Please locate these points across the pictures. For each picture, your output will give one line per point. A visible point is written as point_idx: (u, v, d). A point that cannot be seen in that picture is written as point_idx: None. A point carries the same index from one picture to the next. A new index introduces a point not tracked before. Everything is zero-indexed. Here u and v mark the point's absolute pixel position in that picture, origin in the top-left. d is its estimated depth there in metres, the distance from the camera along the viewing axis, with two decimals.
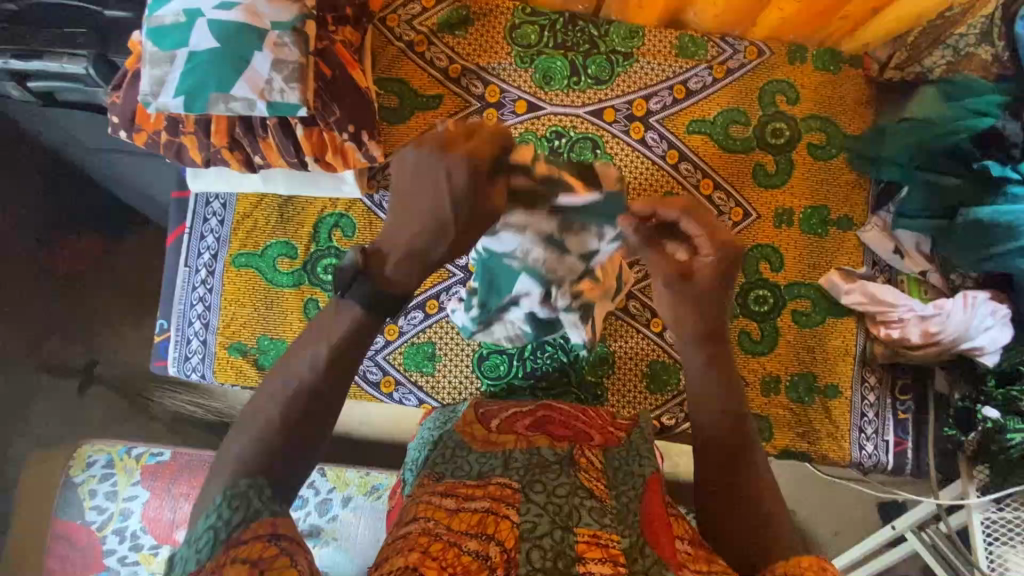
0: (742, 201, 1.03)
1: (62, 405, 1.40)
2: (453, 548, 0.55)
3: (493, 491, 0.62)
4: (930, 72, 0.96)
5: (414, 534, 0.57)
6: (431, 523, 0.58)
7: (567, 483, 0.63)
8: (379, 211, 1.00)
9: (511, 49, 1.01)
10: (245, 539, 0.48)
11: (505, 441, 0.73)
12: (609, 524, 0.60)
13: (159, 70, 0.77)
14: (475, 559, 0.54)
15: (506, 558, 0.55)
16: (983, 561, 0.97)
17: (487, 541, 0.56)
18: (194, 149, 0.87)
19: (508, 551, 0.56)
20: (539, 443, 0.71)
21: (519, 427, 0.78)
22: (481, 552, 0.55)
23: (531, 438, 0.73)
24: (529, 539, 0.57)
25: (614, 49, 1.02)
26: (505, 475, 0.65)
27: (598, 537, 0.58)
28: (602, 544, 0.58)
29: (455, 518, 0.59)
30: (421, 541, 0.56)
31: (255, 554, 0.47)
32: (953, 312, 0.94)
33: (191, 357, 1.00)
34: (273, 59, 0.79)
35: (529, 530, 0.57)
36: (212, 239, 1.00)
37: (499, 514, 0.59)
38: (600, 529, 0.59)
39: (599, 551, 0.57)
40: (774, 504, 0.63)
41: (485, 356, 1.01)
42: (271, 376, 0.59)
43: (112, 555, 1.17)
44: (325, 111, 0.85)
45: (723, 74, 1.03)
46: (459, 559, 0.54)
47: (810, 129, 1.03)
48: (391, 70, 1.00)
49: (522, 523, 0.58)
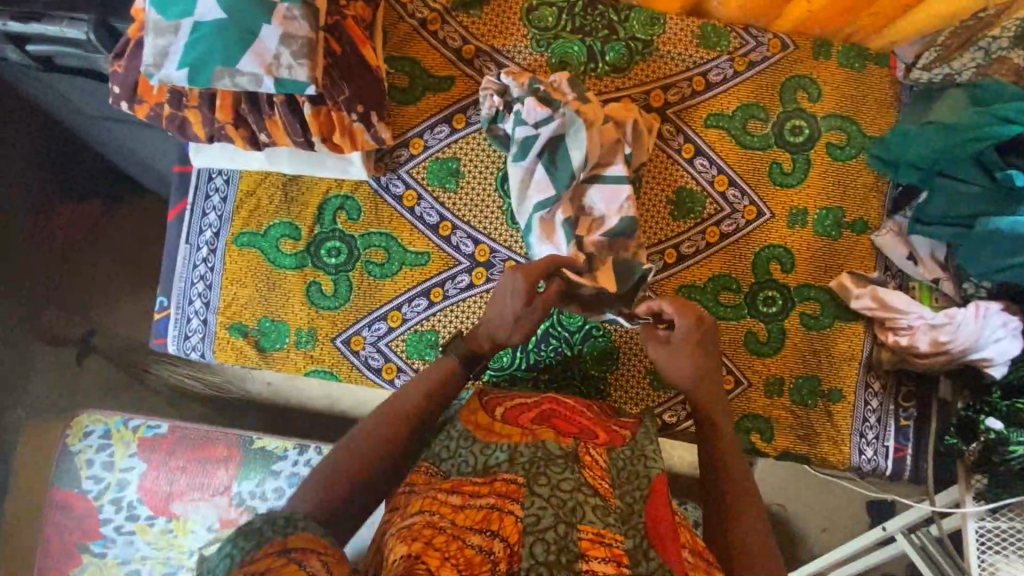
0: (757, 198, 1.01)
1: (61, 373, 1.40)
2: (458, 541, 0.55)
3: (499, 487, 0.63)
4: (959, 74, 0.92)
5: (418, 525, 0.58)
6: (435, 516, 0.59)
7: (572, 478, 0.63)
8: (386, 194, 0.98)
9: (528, 32, 0.97)
10: (257, 557, 0.53)
11: (510, 434, 0.73)
12: (614, 524, 0.60)
13: (162, 40, 0.75)
14: (478, 552, 0.55)
15: (511, 552, 0.55)
16: (975, 569, 0.97)
17: (491, 537, 0.56)
18: (198, 124, 0.85)
19: (512, 546, 0.56)
20: (544, 437, 0.71)
21: (524, 420, 0.78)
22: (485, 547, 0.55)
23: (536, 432, 0.73)
24: (531, 532, 0.56)
25: (634, 37, 0.98)
26: (511, 471, 0.65)
27: (601, 536, 0.58)
28: (606, 542, 0.58)
29: (460, 514, 0.59)
30: (424, 533, 0.56)
31: (263, 566, 0.52)
32: (964, 322, 0.91)
33: (191, 336, 0.99)
34: (282, 34, 0.76)
35: (532, 524, 0.57)
36: (215, 216, 0.98)
37: (504, 510, 0.59)
38: (604, 528, 0.59)
39: (603, 549, 0.57)
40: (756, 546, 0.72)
41: None
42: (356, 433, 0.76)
43: (108, 524, 1.19)
44: (334, 89, 0.83)
45: (745, 67, 1.00)
46: (463, 550, 0.55)
47: (830, 127, 1.00)
48: (403, 48, 0.97)
49: (526, 517, 0.58)
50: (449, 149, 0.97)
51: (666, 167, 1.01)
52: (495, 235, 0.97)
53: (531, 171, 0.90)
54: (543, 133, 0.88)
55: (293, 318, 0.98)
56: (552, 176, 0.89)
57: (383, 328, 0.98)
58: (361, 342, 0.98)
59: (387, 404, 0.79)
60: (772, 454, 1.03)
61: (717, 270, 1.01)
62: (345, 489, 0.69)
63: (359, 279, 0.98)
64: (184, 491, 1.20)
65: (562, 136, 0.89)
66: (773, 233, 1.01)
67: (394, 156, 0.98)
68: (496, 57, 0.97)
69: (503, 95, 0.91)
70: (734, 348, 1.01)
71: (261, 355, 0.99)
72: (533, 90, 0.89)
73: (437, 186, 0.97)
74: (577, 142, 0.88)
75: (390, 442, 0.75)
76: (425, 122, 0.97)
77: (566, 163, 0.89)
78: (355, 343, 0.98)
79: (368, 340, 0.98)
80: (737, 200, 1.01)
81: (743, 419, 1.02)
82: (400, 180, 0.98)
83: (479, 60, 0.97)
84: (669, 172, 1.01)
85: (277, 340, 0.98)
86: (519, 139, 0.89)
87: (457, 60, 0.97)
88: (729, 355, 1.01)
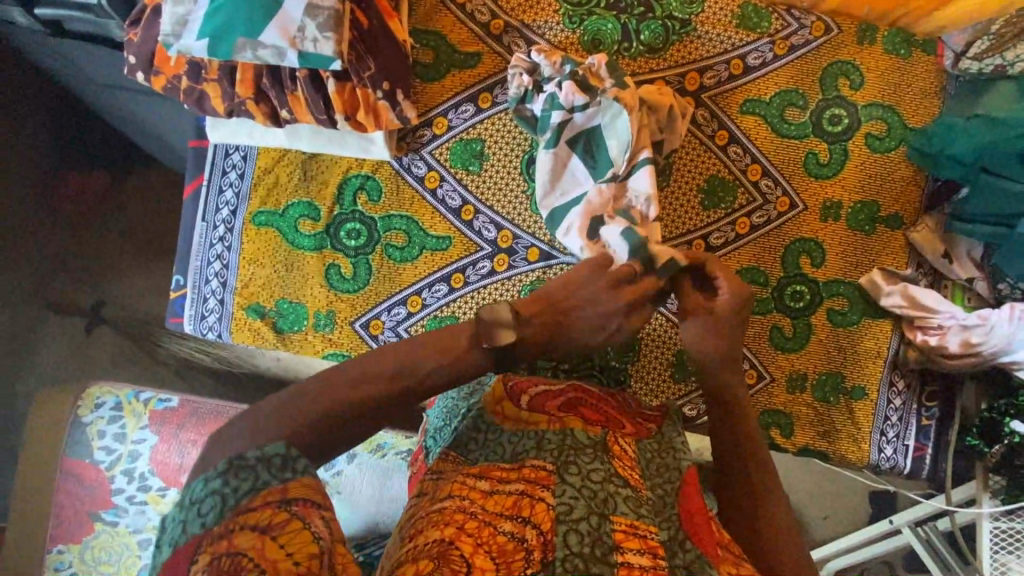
0: (790, 190, 0.98)
1: (70, 344, 1.40)
2: (489, 527, 0.59)
3: (527, 473, 0.66)
4: (1011, 65, 0.89)
5: (448, 511, 0.61)
6: (467, 502, 0.62)
7: (601, 469, 0.66)
8: (407, 174, 0.95)
9: (560, 7, 0.92)
10: (254, 506, 0.53)
11: (537, 422, 0.73)
12: (646, 515, 0.64)
13: (182, 8, 0.72)
14: (511, 540, 0.58)
15: (545, 540, 0.58)
16: (987, 568, 0.99)
17: (523, 523, 0.60)
18: (217, 98, 0.82)
19: (544, 534, 0.59)
20: (572, 425, 0.72)
21: (550, 407, 0.78)
22: (518, 534, 0.58)
23: (563, 420, 0.74)
24: (564, 522, 0.59)
25: (671, 15, 0.93)
26: (539, 457, 0.68)
27: (635, 527, 0.61)
28: (641, 535, 0.61)
29: (489, 499, 0.63)
30: (455, 518, 0.60)
31: (262, 521, 0.52)
32: (998, 324, 0.90)
33: (208, 315, 0.98)
34: (307, 4, 0.72)
35: (565, 513, 0.60)
36: (232, 193, 0.96)
37: (534, 497, 0.63)
38: (637, 520, 0.62)
39: (637, 541, 0.60)
40: (787, 546, 0.68)
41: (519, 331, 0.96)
42: (360, 370, 0.65)
43: (120, 494, 1.19)
44: (360, 64, 0.80)
45: (785, 51, 0.95)
46: (495, 538, 0.58)
47: (870, 117, 0.96)
48: (429, 21, 0.92)
49: (558, 506, 0.61)
50: (474, 130, 0.94)
51: (698, 154, 0.97)
52: (519, 221, 0.94)
53: (565, 159, 0.87)
54: (578, 118, 0.85)
55: (312, 301, 0.96)
56: (591, 167, 0.86)
57: (403, 313, 0.96)
58: (380, 327, 0.96)
59: (389, 353, 0.67)
60: (791, 448, 1.03)
61: (745, 263, 0.99)
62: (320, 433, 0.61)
63: (379, 262, 0.95)
64: (195, 464, 1.20)
65: (598, 125, 0.85)
66: (806, 226, 0.98)
67: (417, 136, 0.94)
68: (526, 33, 0.93)
69: (533, 73, 0.87)
70: (760, 345, 1.00)
71: (278, 337, 0.97)
72: (569, 71, 0.84)
73: (461, 168, 0.94)
74: (618, 131, 0.85)
75: (381, 397, 0.65)
76: (450, 100, 0.93)
77: (606, 155, 0.86)
78: (374, 327, 0.96)
79: (387, 324, 0.96)
80: (770, 190, 0.98)
81: (762, 415, 1.01)
82: (422, 160, 0.94)
83: (509, 36, 0.93)
84: (701, 159, 0.97)
85: (295, 322, 0.96)
86: (554, 125, 0.85)
87: (485, 36, 0.93)
88: (753, 350, 1.00)
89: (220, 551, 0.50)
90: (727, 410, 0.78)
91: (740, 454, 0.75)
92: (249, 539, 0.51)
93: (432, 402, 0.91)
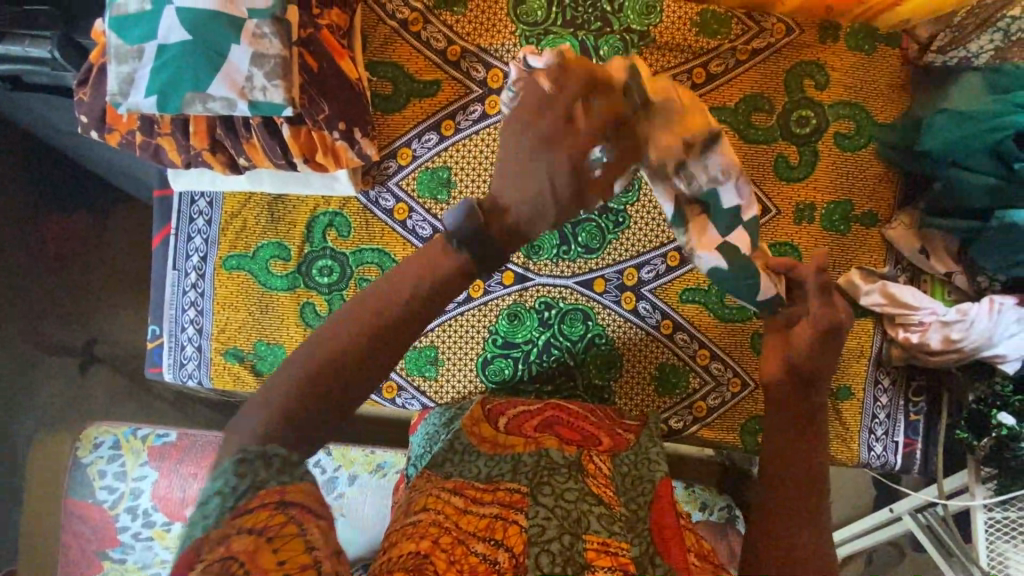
0: (762, 196, 0.97)
1: (65, 385, 1.39)
2: (462, 546, 0.59)
3: (502, 496, 0.66)
4: (976, 57, 0.90)
5: (424, 523, 0.62)
6: (441, 516, 0.63)
7: (575, 488, 0.67)
8: (375, 208, 0.94)
9: (516, 28, 0.92)
10: (249, 508, 0.53)
11: (515, 444, 0.76)
12: (620, 532, 0.64)
13: (125, 66, 0.71)
14: (483, 561, 0.58)
15: (516, 563, 0.58)
16: (984, 559, 0.99)
17: (495, 546, 0.60)
18: (173, 151, 0.81)
19: (516, 556, 0.59)
20: (548, 445, 0.75)
21: (527, 428, 0.81)
22: (490, 556, 0.59)
23: (539, 440, 0.76)
24: (537, 543, 0.59)
25: (629, 28, 0.93)
26: (514, 481, 0.68)
27: (608, 545, 0.62)
28: (612, 551, 0.62)
29: (463, 518, 0.64)
30: (430, 531, 0.61)
31: (261, 522, 0.52)
32: (977, 319, 0.89)
33: (187, 362, 0.98)
34: (252, 53, 0.72)
35: (537, 535, 0.60)
36: (201, 239, 0.95)
37: (508, 520, 0.63)
38: (610, 537, 0.63)
39: (609, 558, 0.61)
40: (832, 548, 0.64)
41: (498, 343, 1.00)
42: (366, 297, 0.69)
43: (125, 531, 1.19)
44: (314, 108, 0.79)
45: (747, 55, 0.94)
46: (467, 557, 0.58)
47: (838, 116, 0.95)
48: (385, 52, 0.92)
49: (531, 528, 0.61)
50: (439, 158, 0.93)
51: None
52: None
53: None
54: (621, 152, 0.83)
55: (289, 341, 0.96)
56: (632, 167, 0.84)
57: None
58: None
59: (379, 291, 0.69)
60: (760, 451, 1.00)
61: None
62: (342, 365, 0.63)
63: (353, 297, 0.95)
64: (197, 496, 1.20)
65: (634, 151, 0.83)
66: (780, 230, 0.97)
67: (382, 168, 0.94)
68: (484, 57, 0.92)
69: None
70: (743, 351, 0.98)
71: (259, 379, 0.97)
72: None
73: (429, 198, 0.94)
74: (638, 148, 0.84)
75: (385, 312, 0.67)
76: (413, 130, 0.93)
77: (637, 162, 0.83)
78: None
79: None
80: None
81: (749, 421, 0.99)
82: (390, 193, 0.94)
83: (466, 61, 0.92)
84: None
85: (274, 364, 0.96)
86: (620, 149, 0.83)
87: (443, 63, 0.92)
88: (736, 358, 0.99)
89: (217, 557, 0.50)
90: (794, 406, 0.73)
91: (793, 420, 0.72)
92: (246, 541, 0.51)
93: (418, 426, 0.94)
